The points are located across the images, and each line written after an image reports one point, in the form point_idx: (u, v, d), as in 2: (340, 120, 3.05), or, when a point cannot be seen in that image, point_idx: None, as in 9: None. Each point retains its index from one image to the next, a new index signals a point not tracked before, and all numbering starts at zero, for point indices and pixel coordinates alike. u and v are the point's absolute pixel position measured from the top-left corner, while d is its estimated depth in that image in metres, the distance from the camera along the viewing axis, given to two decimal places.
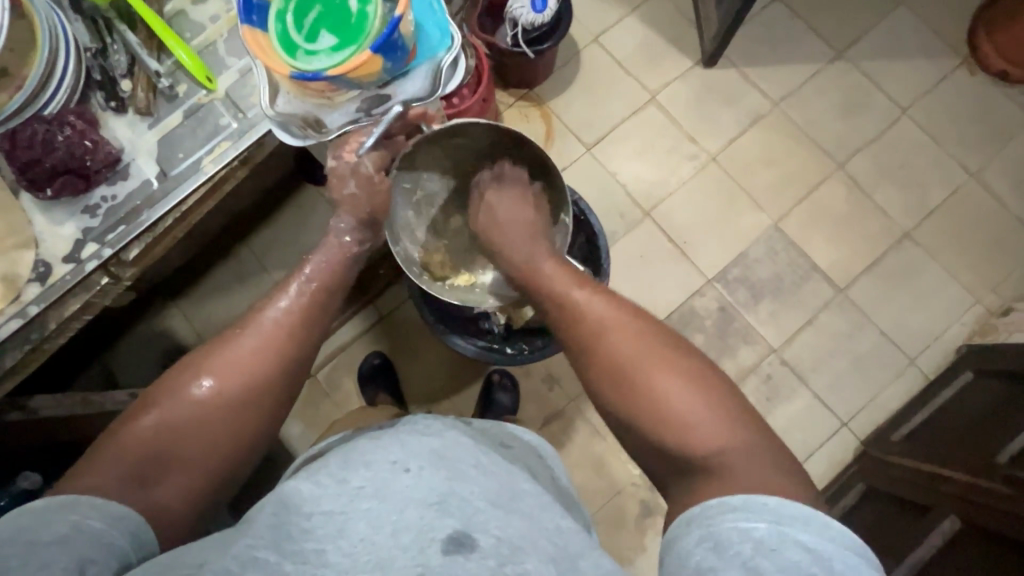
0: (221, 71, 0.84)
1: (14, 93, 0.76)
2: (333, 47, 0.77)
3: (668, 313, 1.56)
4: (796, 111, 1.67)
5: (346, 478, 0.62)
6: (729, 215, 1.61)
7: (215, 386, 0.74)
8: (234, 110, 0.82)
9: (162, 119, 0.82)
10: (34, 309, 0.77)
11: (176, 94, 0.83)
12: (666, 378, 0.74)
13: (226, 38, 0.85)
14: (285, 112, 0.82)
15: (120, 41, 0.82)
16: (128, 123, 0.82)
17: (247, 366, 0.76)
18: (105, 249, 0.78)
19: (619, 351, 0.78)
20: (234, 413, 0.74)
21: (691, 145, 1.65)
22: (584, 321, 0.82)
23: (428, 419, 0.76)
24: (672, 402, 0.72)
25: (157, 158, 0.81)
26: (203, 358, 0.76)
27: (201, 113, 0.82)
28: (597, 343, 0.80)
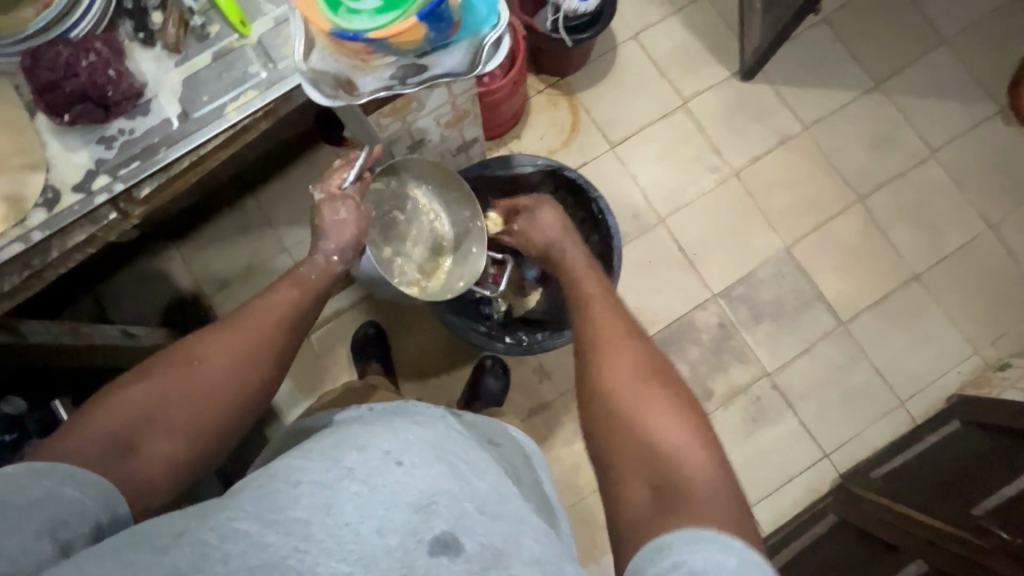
0: (255, 16, 0.81)
1: (43, 11, 0.75)
2: (377, 8, 0.75)
3: (669, 322, 1.55)
4: (825, 137, 1.65)
5: (338, 457, 0.62)
6: (743, 233, 1.60)
7: (212, 360, 0.74)
8: (265, 59, 0.80)
9: (190, 59, 0.80)
10: (37, 236, 0.75)
11: (207, 34, 0.80)
12: (656, 402, 0.75)
13: None
14: (315, 68, 0.78)
15: None
16: (155, 58, 0.79)
17: (240, 346, 0.76)
18: (117, 184, 0.76)
19: (621, 365, 0.79)
20: (223, 389, 0.73)
21: (715, 157, 1.63)
22: (595, 333, 0.84)
23: (422, 408, 0.77)
24: (652, 415, 0.74)
25: (180, 98, 0.79)
26: (208, 335, 0.76)
27: (230, 58, 0.80)
28: (601, 355, 0.81)
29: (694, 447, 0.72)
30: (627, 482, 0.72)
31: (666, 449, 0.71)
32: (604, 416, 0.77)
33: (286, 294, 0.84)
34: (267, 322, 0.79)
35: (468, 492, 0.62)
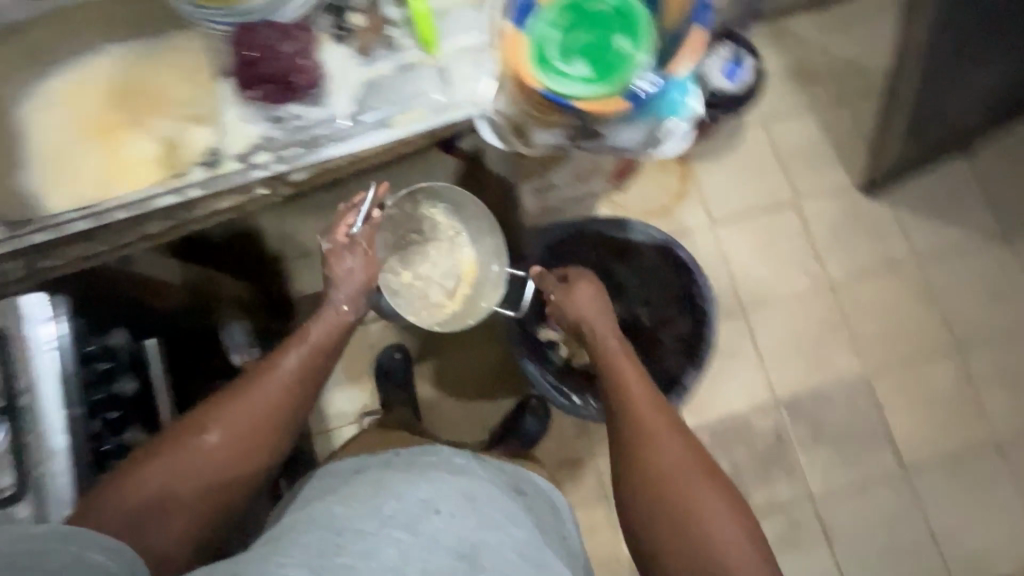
0: (445, 40, 0.81)
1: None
2: (587, 77, 0.76)
3: (722, 416, 1.49)
4: (935, 273, 1.56)
5: (380, 505, 0.70)
6: (822, 348, 1.53)
7: (221, 444, 0.80)
8: (443, 83, 0.81)
9: (373, 64, 0.81)
10: (195, 192, 0.79)
11: (398, 48, 0.81)
12: (675, 448, 0.89)
13: (463, 10, 0.81)
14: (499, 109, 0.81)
15: None
16: (342, 56, 0.81)
17: (252, 412, 0.82)
18: (279, 163, 0.79)
19: (649, 429, 0.91)
20: (231, 463, 0.80)
21: (814, 263, 1.57)
22: (629, 403, 0.94)
23: (446, 458, 0.85)
24: (700, 513, 0.85)
25: (355, 98, 0.80)
26: (220, 410, 0.81)
27: (411, 72, 0.81)
28: (649, 434, 0.91)
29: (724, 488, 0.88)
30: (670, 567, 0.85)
31: (690, 485, 0.87)
32: (649, 473, 0.89)
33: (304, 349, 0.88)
34: (281, 377, 0.86)
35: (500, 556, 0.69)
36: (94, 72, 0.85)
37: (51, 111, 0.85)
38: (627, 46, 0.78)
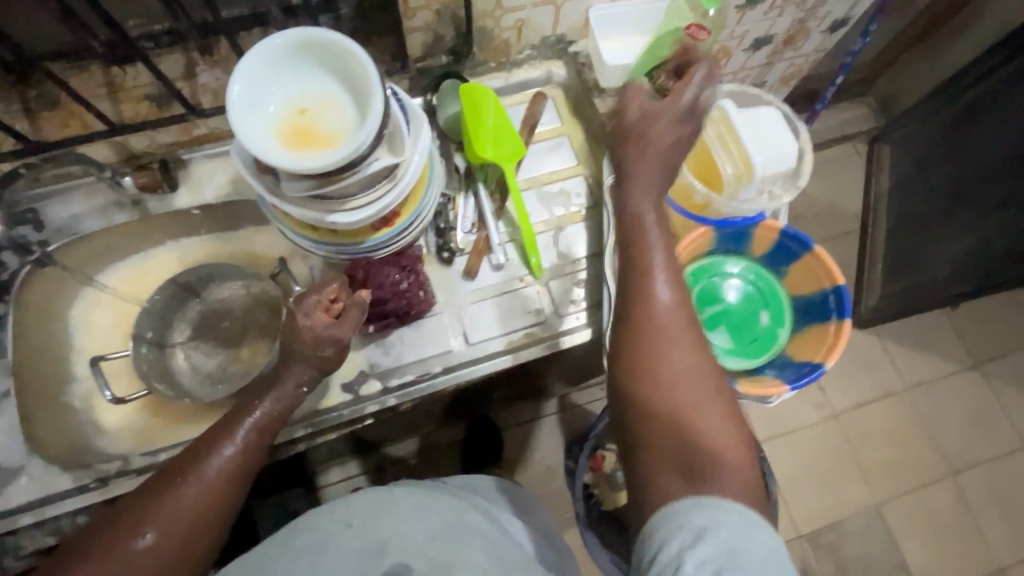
0: (550, 260, 0.78)
1: (369, 233, 0.67)
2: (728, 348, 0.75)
3: (820, 551, 1.32)
4: (1003, 379, 1.46)
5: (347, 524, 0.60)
6: (910, 465, 1.39)
7: (140, 500, 0.51)
8: (552, 305, 0.75)
9: (481, 283, 0.75)
10: (301, 432, 0.69)
11: (503, 266, 0.76)
12: (699, 377, 0.49)
13: (564, 231, 0.79)
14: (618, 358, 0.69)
15: (474, 195, 0.77)
16: (447, 276, 0.75)
17: (203, 455, 0.54)
18: (389, 398, 0.71)
19: (711, 425, 0.47)
20: (152, 506, 0.50)
21: (892, 376, 1.45)
22: (637, 250, 0.53)
23: (399, 496, 0.65)
24: (692, 425, 0.47)
25: (464, 322, 0.74)
26: (192, 450, 0.54)
27: (520, 295, 0.75)
28: (641, 385, 0.49)
29: (726, 427, 0.48)
30: (656, 459, 0.47)
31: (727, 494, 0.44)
32: (687, 461, 0.46)
33: (298, 371, 0.59)
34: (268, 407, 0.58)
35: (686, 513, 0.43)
36: (148, 280, 0.80)
37: (109, 313, 0.78)
38: (770, 321, 0.77)
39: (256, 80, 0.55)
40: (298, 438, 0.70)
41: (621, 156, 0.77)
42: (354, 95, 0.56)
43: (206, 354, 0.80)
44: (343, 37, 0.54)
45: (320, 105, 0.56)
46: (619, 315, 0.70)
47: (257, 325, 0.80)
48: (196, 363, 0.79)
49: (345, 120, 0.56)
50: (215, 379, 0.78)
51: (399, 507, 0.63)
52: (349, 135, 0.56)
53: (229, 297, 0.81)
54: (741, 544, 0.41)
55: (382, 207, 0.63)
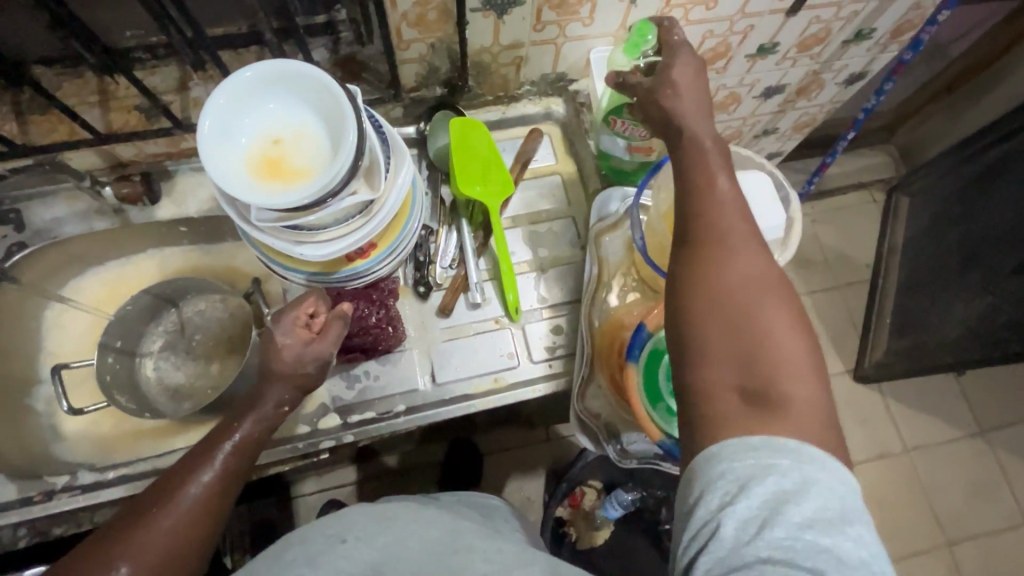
0: (528, 303, 0.76)
1: (340, 264, 0.65)
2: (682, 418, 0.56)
3: None
4: (1006, 450, 1.40)
5: (343, 538, 0.55)
6: (902, 532, 1.33)
7: (114, 528, 0.47)
8: (525, 350, 0.73)
9: (455, 321, 0.74)
10: (256, 461, 0.68)
11: (479, 306, 0.74)
12: (772, 302, 0.41)
13: (545, 274, 0.77)
14: (583, 417, 0.67)
15: (456, 230, 0.76)
16: (421, 311, 0.74)
17: (186, 476, 0.50)
18: (347, 434, 0.69)
19: (778, 352, 0.39)
20: (125, 531, 0.46)
21: (889, 436, 1.39)
22: (686, 174, 0.46)
23: (403, 513, 0.61)
24: (757, 320, 0.40)
25: (433, 360, 0.72)
26: (168, 482, 0.50)
27: (493, 338, 0.74)
28: (708, 300, 0.41)
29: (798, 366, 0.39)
30: (714, 364, 0.40)
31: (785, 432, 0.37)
32: (746, 375, 0.39)
33: (277, 389, 0.57)
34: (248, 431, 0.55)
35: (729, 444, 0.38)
36: (124, 287, 0.80)
37: (88, 318, 0.79)
38: None
39: (234, 106, 0.54)
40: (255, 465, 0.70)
41: (612, 202, 0.75)
42: (330, 131, 0.55)
43: (175, 366, 0.79)
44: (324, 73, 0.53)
45: (296, 137, 0.55)
46: (592, 369, 0.68)
47: (229, 341, 0.80)
48: (165, 374, 0.79)
49: (319, 155, 0.55)
50: (182, 392, 0.78)
51: (402, 524, 0.59)
52: (319, 171, 0.54)
53: (205, 309, 0.81)
54: (815, 490, 0.35)
55: (351, 242, 0.62)
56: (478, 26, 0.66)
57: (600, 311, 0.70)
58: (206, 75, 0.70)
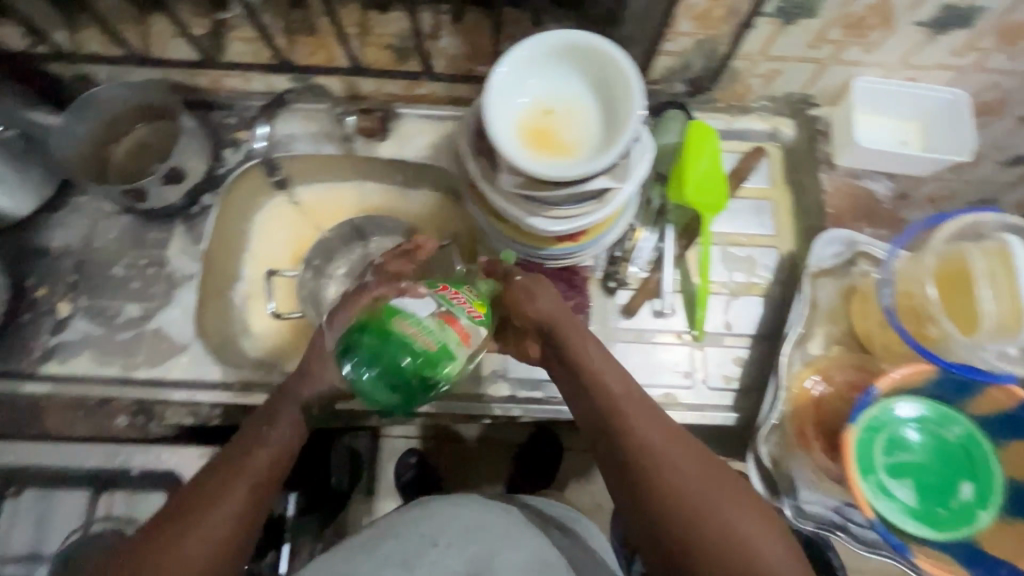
0: (713, 325, 0.72)
1: (549, 242, 0.66)
2: (926, 514, 0.53)
3: None
4: None
5: (431, 539, 0.63)
6: None
7: (160, 517, 0.47)
8: (701, 373, 0.71)
9: (638, 324, 0.72)
10: (424, 407, 0.69)
11: (665, 316, 0.72)
12: (726, 493, 0.47)
13: (737, 300, 0.73)
14: (766, 461, 0.61)
15: (657, 233, 0.73)
16: (606, 305, 0.72)
17: (251, 452, 0.50)
18: (513, 407, 0.70)
19: (749, 530, 0.45)
20: (183, 512, 0.47)
21: None
22: (607, 416, 0.51)
23: (484, 508, 0.67)
24: (726, 517, 0.45)
25: (607, 357, 0.71)
26: (220, 472, 0.49)
27: (672, 352, 0.71)
28: (718, 561, 0.44)
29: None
30: None
31: None
32: None
33: (306, 390, 0.55)
34: (298, 416, 0.54)
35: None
36: (327, 211, 0.82)
37: (283, 229, 0.81)
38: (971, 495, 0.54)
39: (523, 64, 0.54)
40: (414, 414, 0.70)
41: (834, 246, 0.69)
42: (602, 117, 0.54)
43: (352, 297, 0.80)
44: (625, 58, 0.51)
45: (567, 111, 0.55)
46: (783, 418, 0.62)
47: None
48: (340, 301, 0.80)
49: (584, 136, 0.54)
50: None
51: (485, 517, 0.66)
52: (582, 153, 0.54)
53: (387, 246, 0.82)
54: None
55: (577, 226, 0.62)
56: (758, 31, 0.63)
57: (801, 356, 0.65)
58: (457, 28, 0.70)
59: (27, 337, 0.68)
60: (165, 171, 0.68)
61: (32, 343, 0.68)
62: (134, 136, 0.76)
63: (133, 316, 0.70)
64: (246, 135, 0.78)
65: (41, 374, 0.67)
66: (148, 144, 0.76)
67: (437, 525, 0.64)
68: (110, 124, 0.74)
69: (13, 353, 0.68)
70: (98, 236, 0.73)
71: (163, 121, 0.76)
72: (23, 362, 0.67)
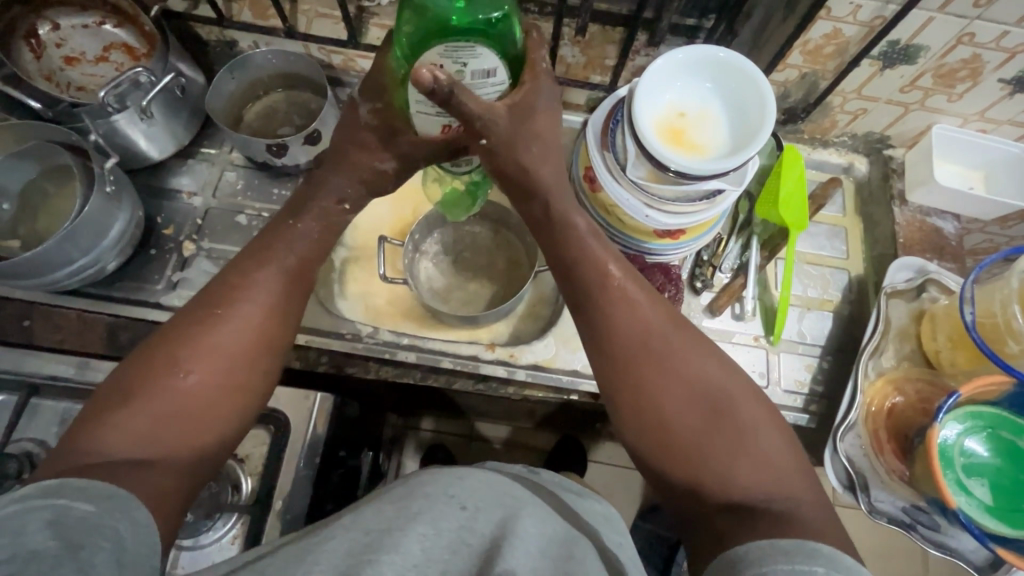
0: (789, 334, 0.77)
1: (652, 236, 0.71)
2: (1004, 514, 0.59)
3: None
4: None
5: (459, 501, 0.45)
6: None
7: (174, 346, 0.52)
8: (775, 375, 0.75)
9: (718, 324, 0.77)
10: (521, 376, 0.75)
11: (744, 319, 0.77)
12: (712, 370, 0.55)
13: (812, 314, 0.79)
14: (843, 458, 0.67)
15: (743, 244, 0.79)
16: (691, 304, 0.78)
17: (234, 288, 0.55)
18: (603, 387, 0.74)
19: (727, 405, 0.53)
20: (188, 340, 0.52)
21: None
22: (604, 298, 0.57)
23: (505, 478, 0.49)
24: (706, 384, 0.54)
25: None
26: (178, 342, 0.52)
27: (750, 353, 0.76)
28: (706, 427, 0.52)
29: (785, 447, 0.52)
30: (701, 469, 0.51)
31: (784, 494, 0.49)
32: (732, 453, 0.51)
33: (278, 256, 0.57)
34: (254, 296, 0.55)
35: (766, 562, 0.42)
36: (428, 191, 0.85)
37: (385, 203, 0.84)
38: None
39: (665, 70, 0.61)
40: (509, 381, 0.75)
41: (905, 271, 0.75)
42: (731, 121, 0.61)
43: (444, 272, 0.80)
44: (761, 72, 0.59)
45: (700, 114, 0.62)
46: (859, 418, 0.68)
47: None
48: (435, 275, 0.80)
49: (715, 137, 0.61)
50: (448, 296, 0.79)
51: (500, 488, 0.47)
52: (712, 151, 0.60)
53: (478, 234, 0.81)
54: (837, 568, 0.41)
55: (687, 221, 0.67)
56: (858, 72, 0.71)
57: (875, 367, 0.71)
58: (580, 39, 0.77)
59: (153, 269, 0.73)
60: (305, 132, 0.72)
61: (156, 276, 0.73)
62: (268, 99, 0.82)
63: None
64: None
65: (165, 304, 0.72)
66: (279, 109, 0.82)
67: (469, 484, 0.47)
68: (250, 87, 0.80)
69: (139, 282, 0.73)
70: (224, 185, 0.79)
71: (296, 91, 0.82)
72: (151, 291, 0.72)
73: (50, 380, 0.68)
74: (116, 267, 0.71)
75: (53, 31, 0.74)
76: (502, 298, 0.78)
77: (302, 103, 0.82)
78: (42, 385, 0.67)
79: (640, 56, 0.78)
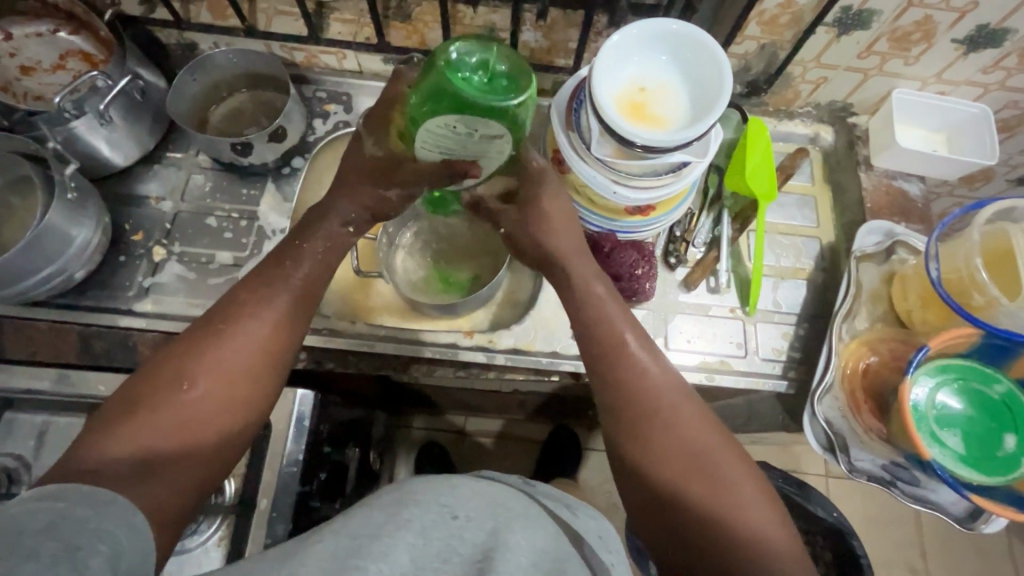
0: (764, 302, 0.78)
1: (624, 214, 0.71)
2: (971, 460, 0.60)
3: None
4: None
5: (455, 509, 0.45)
6: None
7: (181, 360, 0.51)
8: (753, 343, 0.76)
9: (695, 297, 0.78)
10: (500, 360, 0.75)
11: (719, 291, 0.78)
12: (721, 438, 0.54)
13: (785, 282, 0.80)
14: (822, 421, 0.68)
15: (715, 217, 0.80)
16: (666, 279, 0.79)
17: (235, 308, 0.55)
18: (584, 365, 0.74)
19: (730, 468, 0.52)
20: (193, 353, 0.52)
21: None
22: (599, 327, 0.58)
23: (503, 489, 0.49)
24: (711, 446, 0.53)
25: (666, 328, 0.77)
26: (186, 356, 0.52)
27: (727, 324, 0.77)
28: (708, 488, 0.51)
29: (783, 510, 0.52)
30: (699, 530, 0.51)
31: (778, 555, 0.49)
32: (734, 514, 0.50)
33: None
34: (258, 316, 0.55)
35: None
36: None
37: None
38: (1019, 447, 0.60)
39: (623, 46, 0.62)
40: (489, 366, 0.75)
41: (873, 235, 0.76)
42: (691, 92, 0.62)
43: (419, 263, 0.80)
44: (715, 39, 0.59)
45: (659, 86, 0.62)
46: (836, 380, 0.69)
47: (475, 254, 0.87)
48: (410, 266, 0.80)
49: (676, 108, 0.61)
50: (424, 286, 0.79)
51: (505, 505, 0.47)
52: (673, 121, 0.61)
53: (452, 224, 0.81)
54: None
55: (655, 195, 0.67)
56: (815, 41, 0.72)
57: (849, 330, 0.72)
58: (540, 23, 0.77)
59: (124, 276, 0.73)
60: (269, 130, 0.72)
61: (127, 283, 0.72)
62: (232, 101, 0.81)
63: (225, 263, 0.74)
64: (334, 108, 0.84)
65: (137, 310, 0.71)
66: (244, 109, 0.81)
67: (467, 490, 0.47)
68: (213, 89, 0.80)
69: (110, 290, 0.72)
70: (192, 188, 0.78)
71: (260, 91, 0.82)
72: (122, 298, 0.72)
73: (25, 393, 0.67)
74: (84, 276, 0.71)
75: (6, 41, 0.74)
76: (478, 284, 0.78)
77: (268, 102, 0.82)
78: (17, 398, 0.66)
79: (602, 37, 0.79)
